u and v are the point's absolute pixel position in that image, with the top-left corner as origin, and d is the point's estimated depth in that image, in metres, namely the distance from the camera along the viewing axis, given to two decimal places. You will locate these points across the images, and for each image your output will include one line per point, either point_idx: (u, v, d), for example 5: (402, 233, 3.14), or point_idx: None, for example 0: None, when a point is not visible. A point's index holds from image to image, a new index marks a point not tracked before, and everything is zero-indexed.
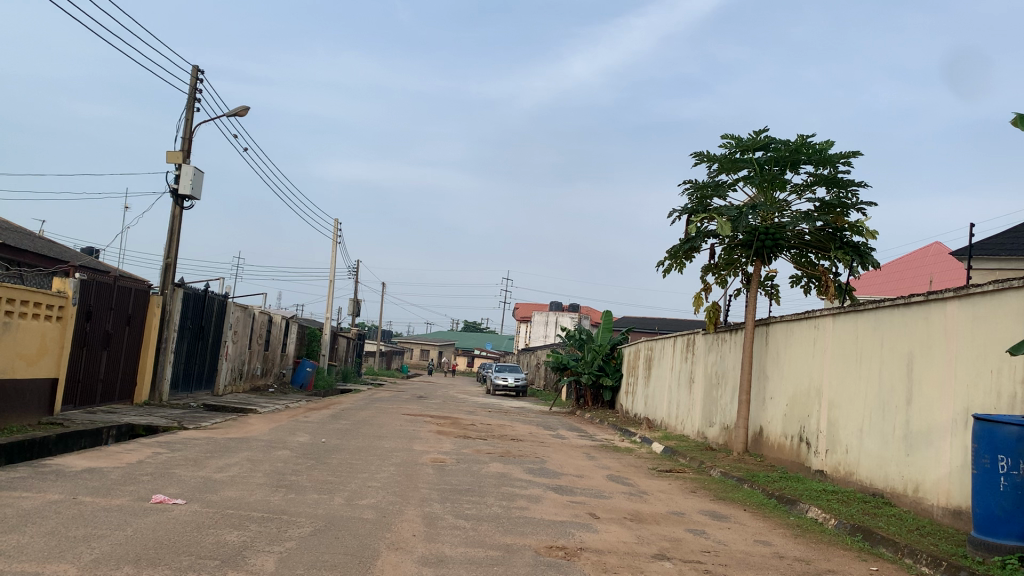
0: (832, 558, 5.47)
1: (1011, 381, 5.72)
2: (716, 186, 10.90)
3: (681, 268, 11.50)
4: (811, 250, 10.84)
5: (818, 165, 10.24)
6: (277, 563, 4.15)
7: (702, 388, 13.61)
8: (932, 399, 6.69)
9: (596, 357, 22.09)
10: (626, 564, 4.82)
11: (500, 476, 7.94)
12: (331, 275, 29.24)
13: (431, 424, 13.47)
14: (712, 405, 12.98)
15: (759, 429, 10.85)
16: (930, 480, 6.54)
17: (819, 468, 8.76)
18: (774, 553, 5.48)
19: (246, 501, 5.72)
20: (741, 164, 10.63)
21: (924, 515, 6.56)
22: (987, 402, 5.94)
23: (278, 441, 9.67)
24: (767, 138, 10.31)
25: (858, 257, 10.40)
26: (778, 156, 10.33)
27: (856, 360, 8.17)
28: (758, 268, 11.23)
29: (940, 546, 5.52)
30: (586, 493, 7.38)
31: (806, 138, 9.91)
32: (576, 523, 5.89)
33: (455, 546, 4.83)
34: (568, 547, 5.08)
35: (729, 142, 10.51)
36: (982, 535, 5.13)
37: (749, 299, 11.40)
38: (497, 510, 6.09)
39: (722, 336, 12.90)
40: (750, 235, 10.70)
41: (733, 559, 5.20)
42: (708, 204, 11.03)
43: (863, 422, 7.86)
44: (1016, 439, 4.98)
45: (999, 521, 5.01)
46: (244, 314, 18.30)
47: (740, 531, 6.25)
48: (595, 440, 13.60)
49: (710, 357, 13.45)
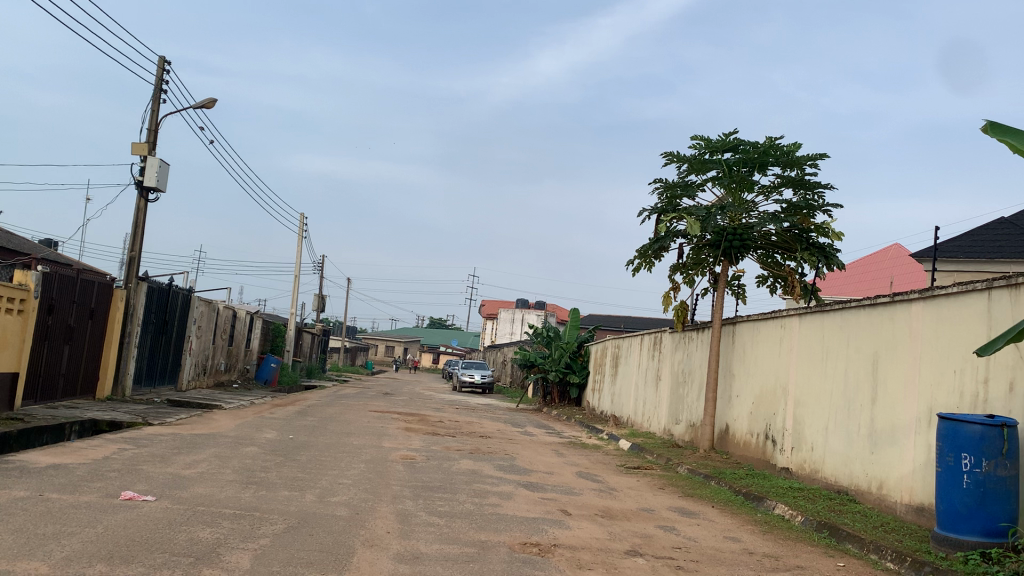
0: (799, 554, 5.57)
1: (974, 380, 5.86)
2: (685, 186, 11.00)
3: (650, 267, 11.61)
4: (777, 251, 11.02)
5: (785, 167, 10.39)
6: (253, 561, 4.12)
7: (669, 386, 13.74)
8: (896, 398, 6.82)
9: (564, 354, 22.17)
10: (600, 560, 4.87)
11: (472, 473, 7.95)
12: (297, 270, 28.96)
13: (398, 421, 13.44)
14: (678, 403, 13.11)
15: (725, 427, 10.98)
16: (895, 478, 6.67)
17: (785, 466, 8.90)
18: (743, 549, 5.57)
19: (217, 498, 5.67)
20: (710, 165, 10.74)
21: (888, 512, 6.69)
22: (951, 401, 6.08)
23: (245, 438, 9.56)
24: (736, 140, 10.41)
25: (824, 258, 10.58)
26: (747, 158, 10.44)
27: (823, 359, 8.30)
28: (726, 268, 11.37)
29: (905, 543, 5.65)
30: (557, 490, 7.43)
31: (774, 140, 10.04)
32: (549, 520, 5.92)
33: (430, 543, 4.83)
34: (542, 544, 5.11)
35: (698, 143, 10.61)
36: (945, 531, 5.26)
37: (716, 297, 11.55)
38: (469, 507, 6.10)
39: (689, 335, 13.03)
40: (718, 235, 10.83)
41: (704, 556, 5.27)
42: (677, 204, 11.13)
43: (829, 420, 7.99)
44: (979, 438, 5.11)
45: (962, 517, 5.13)
46: (208, 309, 18.08)
47: (709, 527, 6.33)
48: (563, 437, 13.64)
49: (677, 355, 13.58)
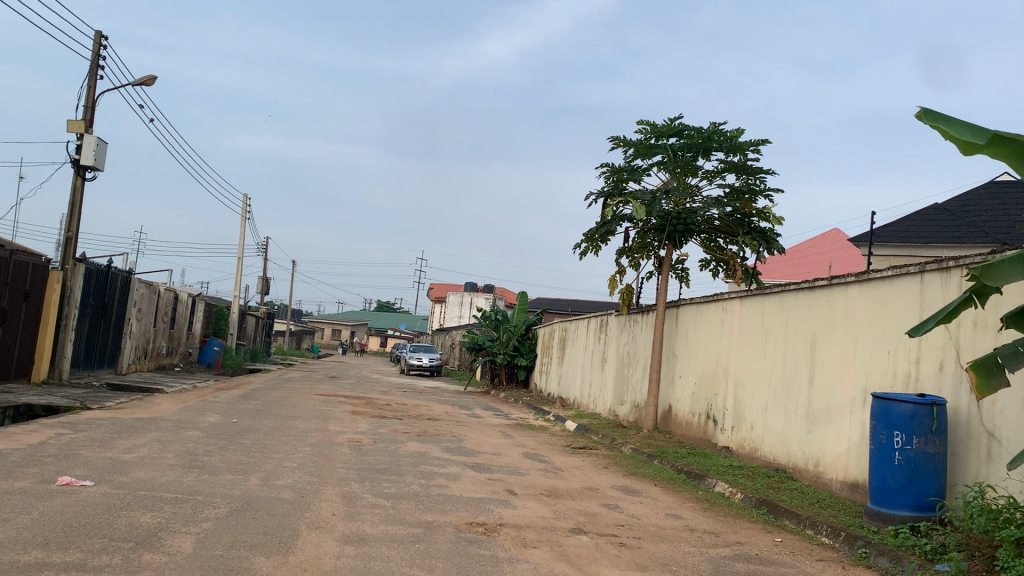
0: (739, 530, 5.72)
1: (907, 360, 6.05)
2: (632, 170, 11.09)
3: (597, 250, 11.71)
4: (720, 235, 11.20)
5: (729, 152, 10.55)
6: (195, 545, 4.08)
7: (615, 367, 13.91)
8: (833, 378, 7.01)
9: (512, 337, 22.28)
10: (545, 538, 4.93)
11: (418, 455, 7.96)
12: (241, 252, 28.51)
13: (344, 405, 13.37)
14: (623, 384, 13.28)
15: (669, 407, 11.16)
16: (830, 455, 6.88)
17: (726, 445, 9.09)
18: (684, 526, 5.69)
19: (158, 482, 5.59)
20: (656, 149, 10.85)
21: (824, 489, 6.90)
22: (884, 380, 6.27)
23: (188, 422, 9.42)
24: (680, 125, 10.53)
25: (765, 243, 10.78)
26: (691, 143, 10.56)
27: (762, 340, 8.48)
28: (671, 252, 11.52)
29: (839, 518, 5.83)
30: (504, 470, 7.49)
31: (718, 125, 10.18)
32: (495, 500, 5.97)
33: (375, 524, 4.84)
34: (488, 523, 5.16)
35: (644, 127, 10.70)
36: (878, 506, 5.45)
37: (661, 281, 11.70)
38: (415, 489, 6.12)
39: (635, 317, 13.19)
40: (663, 219, 10.96)
41: (646, 533, 5.37)
42: (623, 188, 11.22)
43: (768, 400, 8.18)
44: (911, 416, 5.29)
45: (893, 493, 5.32)
46: (148, 292, 17.71)
47: (652, 505, 6.45)
48: (510, 419, 13.71)
49: (623, 338, 13.74)
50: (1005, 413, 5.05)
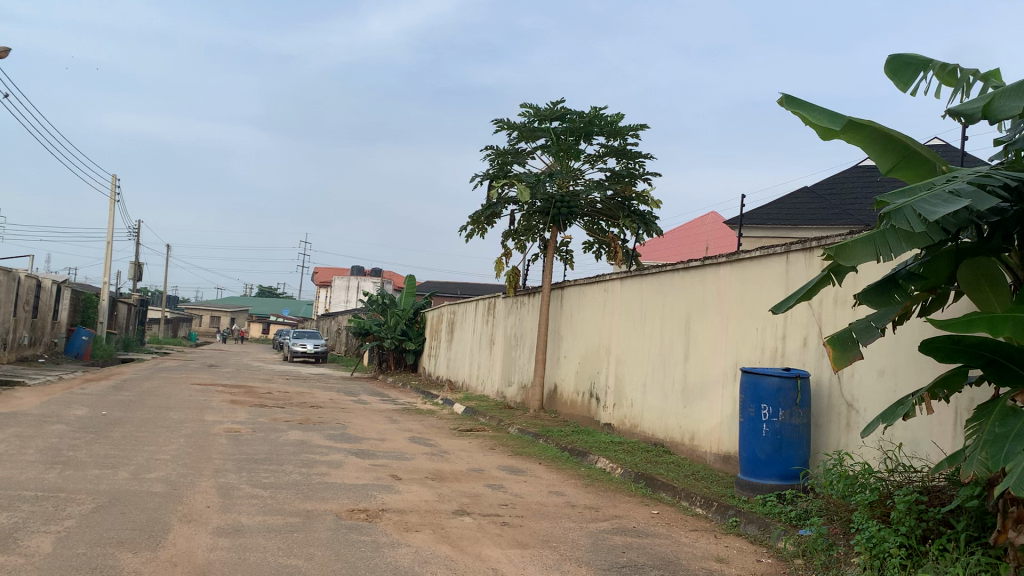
0: (618, 504, 5.87)
1: (774, 336, 6.34)
2: (516, 153, 11.14)
3: (482, 233, 11.73)
4: (602, 218, 11.41)
5: (609, 137, 10.74)
6: (55, 544, 3.87)
7: (502, 349, 13.99)
8: (706, 355, 7.27)
9: (400, 322, 21.93)
10: (427, 521, 4.92)
11: (300, 442, 7.80)
12: (111, 237, 27.12)
13: (224, 393, 12.96)
14: (510, 365, 13.39)
15: (553, 387, 11.34)
16: (705, 429, 7.14)
17: (607, 422, 9.31)
18: (566, 503, 5.80)
19: (16, 480, 5.27)
20: (539, 133, 10.93)
21: (698, 461, 7.16)
22: (753, 356, 6.55)
23: (52, 415, 8.92)
24: (563, 109, 10.63)
25: (645, 226, 11.07)
26: (573, 127, 10.68)
27: (641, 319, 8.71)
28: (555, 234, 11.66)
29: (712, 488, 6.07)
30: (388, 455, 7.43)
31: (598, 110, 10.35)
32: (378, 485, 5.92)
33: (252, 515, 4.71)
34: (370, 509, 5.11)
35: (527, 110, 10.76)
36: (747, 476, 5.69)
37: (545, 263, 11.83)
38: (296, 477, 5.99)
39: (521, 299, 13.31)
40: (547, 202, 11.07)
41: (528, 511, 5.44)
42: (508, 171, 11.26)
43: (647, 377, 8.42)
44: (777, 389, 5.55)
45: (761, 463, 5.57)
46: (7, 279, 16.63)
47: (535, 483, 6.54)
48: (397, 404, 13.60)
49: (509, 320, 13.84)
50: (863, 385, 5.38)
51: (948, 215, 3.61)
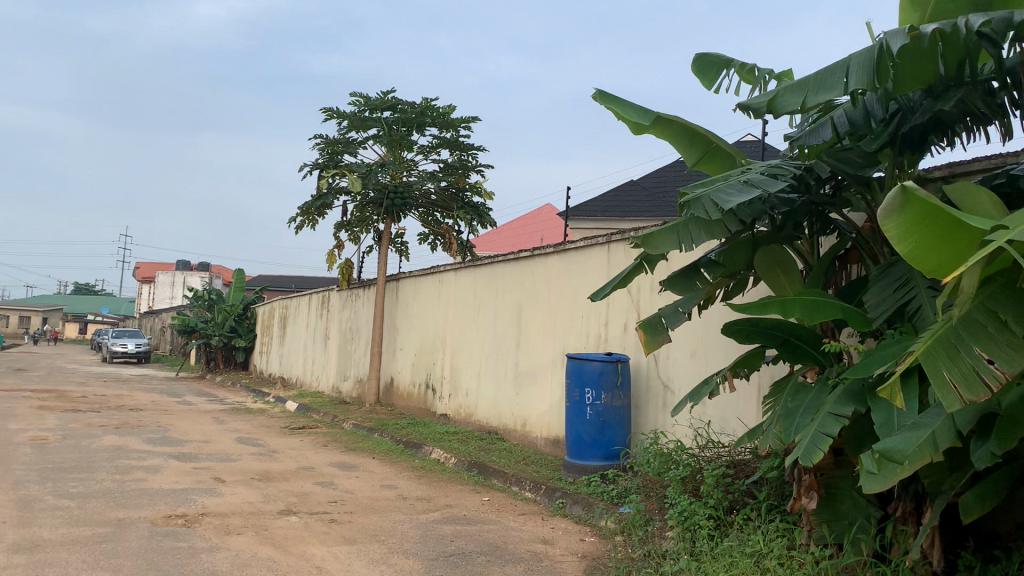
0: (449, 493, 5.91)
1: (598, 323, 6.56)
2: (346, 142, 10.94)
3: (313, 225, 11.45)
4: (436, 209, 11.41)
5: (441, 128, 10.75)
6: None
7: (337, 344, 13.74)
8: (536, 343, 7.44)
9: (228, 318, 20.99)
10: (250, 523, 4.76)
11: (115, 448, 7.34)
12: None
13: (30, 399, 12.00)
14: (345, 360, 13.18)
15: (389, 380, 11.25)
16: (535, 415, 7.31)
17: (443, 412, 9.34)
18: (397, 496, 5.77)
19: None
20: (370, 122, 10.78)
21: (529, 447, 7.32)
22: (579, 343, 6.76)
23: None
24: (393, 99, 10.53)
25: (478, 217, 11.19)
26: (404, 118, 10.61)
27: (475, 310, 8.79)
28: (389, 226, 11.55)
29: (541, 473, 6.23)
30: (212, 457, 7.13)
31: (430, 100, 10.33)
32: (199, 489, 5.67)
33: (55, 528, 4.39)
34: (188, 514, 4.88)
35: (357, 99, 10.58)
36: (573, 459, 5.86)
37: (379, 255, 11.70)
38: (108, 485, 5.64)
39: (355, 292, 13.11)
40: (380, 193, 10.95)
41: (358, 506, 5.38)
42: (338, 160, 11.04)
43: (480, 366, 8.51)
44: (599, 373, 5.76)
45: (586, 445, 5.75)
46: None
47: (367, 478, 6.47)
48: (225, 404, 13.07)
49: (344, 314, 13.61)
50: (677, 366, 5.68)
51: (741, 206, 3.84)
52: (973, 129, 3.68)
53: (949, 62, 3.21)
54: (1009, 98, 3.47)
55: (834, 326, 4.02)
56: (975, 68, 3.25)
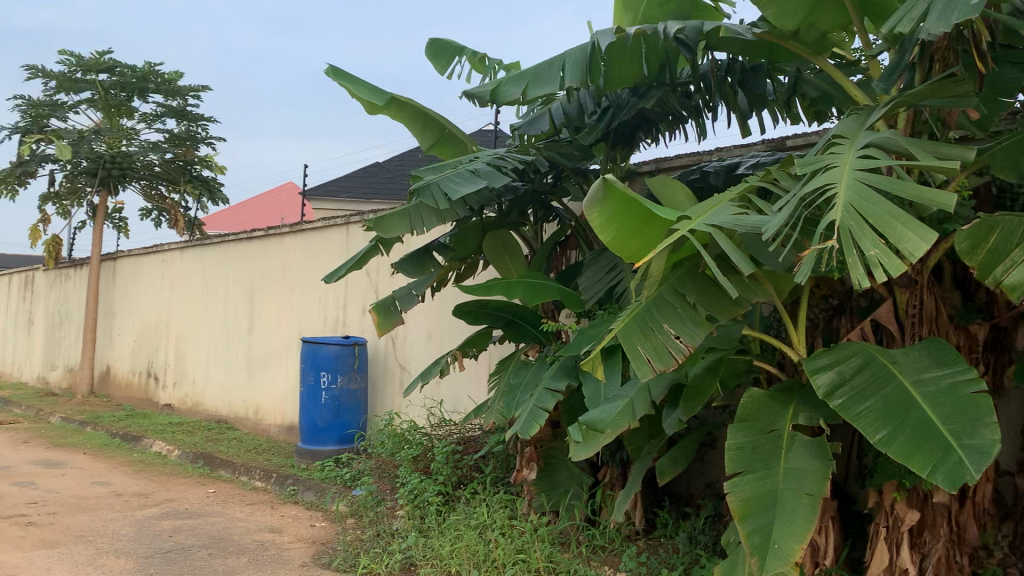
0: (171, 487, 5.56)
1: (335, 306, 6.48)
2: (54, 105, 9.87)
3: (13, 196, 10.23)
4: (161, 184, 10.64)
5: (166, 96, 10.03)
6: None
7: (43, 329, 12.41)
8: (270, 326, 7.20)
9: None
10: None
11: None
12: None
13: None
14: (54, 347, 11.93)
15: (105, 369, 10.35)
16: (269, 401, 7.08)
17: (167, 402, 8.76)
18: (110, 493, 5.34)
19: None
20: (83, 84, 9.80)
21: (262, 434, 7.08)
22: (316, 326, 6.64)
23: None
24: (110, 60, 9.65)
25: (208, 192, 10.59)
26: (123, 82, 9.77)
27: (203, 292, 8.33)
28: (105, 199, 10.60)
29: (273, 460, 6.05)
30: None
31: (153, 65, 9.59)
32: None
33: None
34: None
35: (67, 58, 9.57)
36: (307, 445, 5.74)
37: (94, 231, 10.71)
38: None
39: (66, 272, 11.90)
40: (94, 163, 10.01)
41: (62, 507, 4.90)
42: (44, 125, 9.93)
43: (209, 351, 8.08)
44: (336, 356, 5.69)
45: (321, 430, 5.66)
46: None
47: (75, 476, 5.92)
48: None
49: (52, 296, 12.31)
50: (413, 348, 5.79)
51: (470, 193, 3.95)
52: (674, 127, 4.10)
53: (651, 62, 3.52)
54: (703, 100, 3.91)
55: (554, 307, 4.36)
56: (674, 72, 3.61)
